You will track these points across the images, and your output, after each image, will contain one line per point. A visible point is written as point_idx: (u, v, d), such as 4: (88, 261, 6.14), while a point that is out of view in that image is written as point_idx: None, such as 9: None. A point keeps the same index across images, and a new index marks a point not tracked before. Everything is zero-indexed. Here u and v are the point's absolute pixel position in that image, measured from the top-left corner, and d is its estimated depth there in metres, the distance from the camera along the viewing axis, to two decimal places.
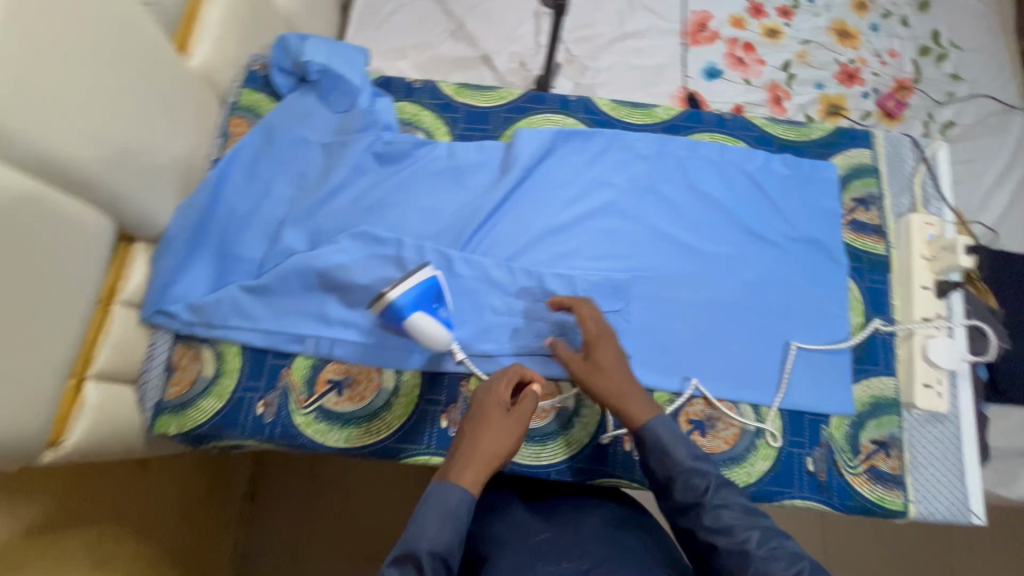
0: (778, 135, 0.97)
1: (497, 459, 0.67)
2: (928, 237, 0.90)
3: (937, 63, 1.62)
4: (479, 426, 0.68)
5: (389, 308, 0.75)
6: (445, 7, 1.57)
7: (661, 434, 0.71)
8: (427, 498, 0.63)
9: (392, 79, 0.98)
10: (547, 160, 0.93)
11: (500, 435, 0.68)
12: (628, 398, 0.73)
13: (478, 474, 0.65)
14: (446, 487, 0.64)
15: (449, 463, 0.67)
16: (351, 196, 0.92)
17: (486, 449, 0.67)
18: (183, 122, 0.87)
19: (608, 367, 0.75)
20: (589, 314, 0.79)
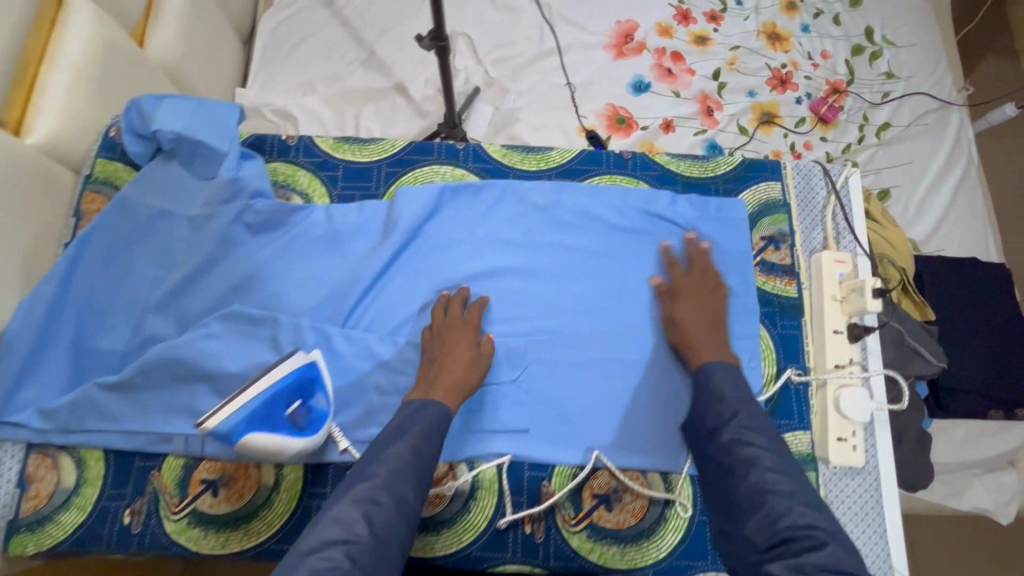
0: (681, 172, 0.92)
1: (464, 388, 0.75)
2: (839, 276, 0.85)
3: (872, 62, 1.57)
4: (453, 356, 0.76)
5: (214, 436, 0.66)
6: (355, 34, 1.48)
7: (715, 373, 0.73)
8: (404, 413, 0.70)
9: (264, 137, 0.91)
10: (433, 218, 0.87)
11: (463, 365, 0.76)
12: (698, 347, 0.78)
13: (449, 393, 0.74)
14: (425, 405, 0.70)
15: (427, 384, 0.74)
16: (220, 273, 0.84)
17: (454, 377, 0.75)
18: (18, 207, 0.78)
19: (685, 313, 0.81)
20: (696, 266, 0.84)
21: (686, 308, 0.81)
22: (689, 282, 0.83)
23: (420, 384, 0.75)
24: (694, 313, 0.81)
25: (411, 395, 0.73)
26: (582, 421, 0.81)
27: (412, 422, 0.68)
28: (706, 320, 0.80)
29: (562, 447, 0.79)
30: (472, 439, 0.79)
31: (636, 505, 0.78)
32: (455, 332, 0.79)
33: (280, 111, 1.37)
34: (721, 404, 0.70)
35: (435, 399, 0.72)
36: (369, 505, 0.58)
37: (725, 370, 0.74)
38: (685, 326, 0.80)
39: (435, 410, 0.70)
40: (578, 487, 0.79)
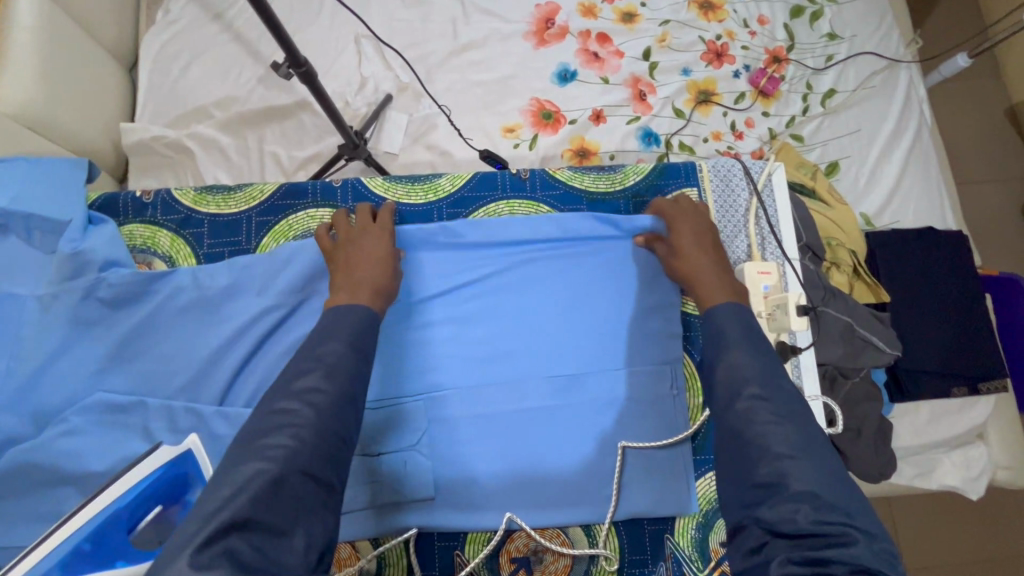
0: (586, 188, 0.83)
1: (385, 287, 0.71)
2: (764, 289, 0.77)
3: (812, 23, 1.46)
4: (373, 254, 0.72)
5: None
6: (250, 49, 1.36)
7: (728, 318, 0.65)
8: (329, 318, 0.64)
9: (116, 197, 0.82)
10: (312, 269, 0.78)
11: (384, 265, 0.72)
12: (706, 278, 0.71)
13: (375, 294, 0.69)
14: (352, 308, 0.65)
15: (349, 288, 0.69)
16: (78, 357, 0.75)
17: (377, 276, 0.70)
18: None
19: (685, 247, 0.74)
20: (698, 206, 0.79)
21: (684, 244, 0.74)
22: (681, 211, 0.77)
23: (343, 288, 0.69)
24: (695, 247, 0.74)
25: (336, 299, 0.67)
26: (497, 483, 0.73)
27: (339, 326, 0.63)
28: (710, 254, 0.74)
29: (476, 512, 0.72)
30: (373, 514, 0.72)
31: (558, 565, 0.72)
32: (362, 235, 0.75)
33: (174, 144, 1.26)
34: (732, 359, 0.61)
35: (361, 303, 0.67)
36: (310, 395, 0.56)
37: (740, 316, 0.66)
38: (689, 258, 0.73)
39: (361, 314, 0.65)
40: (494, 553, 0.72)
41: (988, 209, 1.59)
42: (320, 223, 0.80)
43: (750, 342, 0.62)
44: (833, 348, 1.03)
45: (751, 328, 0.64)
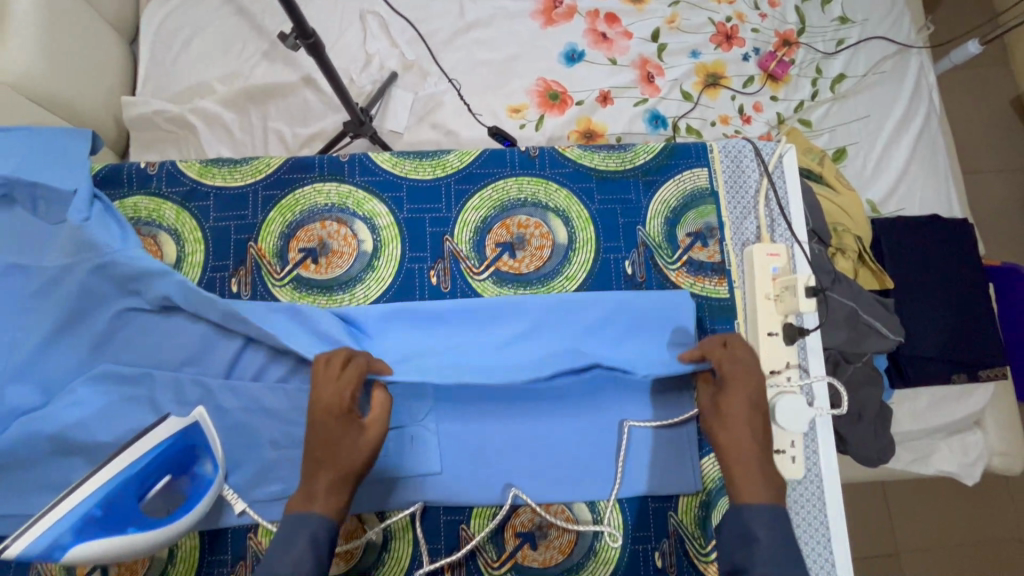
0: (595, 166, 0.81)
1: (357, 469, 0.62)
2: (773, 271, 0.77)
3: (823, 7, 1.44)
4: (345, 434, 0.62)
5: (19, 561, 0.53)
6: (253, 23, 1.34)
7: (754, 531, 0.59)
8: (281, 531, 0.58)
9: (121, 167, 0.81)
10: (294, 337, 0.72)
11: (358, 443, 0.62)
12: (751, 468, 0.62)
13: (341, 487, 0.61)
14: (305, 519, 0.59)
15: (307, 488, 0.60)
16: (82, 331, 0.75)
17: (345, 462, 0.61)
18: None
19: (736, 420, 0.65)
20: (741, 357, 0.68)
21: (737, 419, 0.65)
22: (735, 372, 0.67)
23: (305, 485, 0.61)
24: (748, 426, 0.65)
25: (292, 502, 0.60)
26: (500, 457, 0.74)
27: (289, 543, 0.57)
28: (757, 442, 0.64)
29: (478, 486, 0.73)
30: (377, 488, 0.72)
31: (563, 540, 0.73)
32: (329, 397, 0.63)
33: (176, 119, 1.25)
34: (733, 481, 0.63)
35: (317, 513, 0.59)
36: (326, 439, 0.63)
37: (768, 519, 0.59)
38: (738, 435, 0.64)
39: (314, 525, 0.58)
40: (499, 528, 0.73)
41: (991, 198, 1.58)
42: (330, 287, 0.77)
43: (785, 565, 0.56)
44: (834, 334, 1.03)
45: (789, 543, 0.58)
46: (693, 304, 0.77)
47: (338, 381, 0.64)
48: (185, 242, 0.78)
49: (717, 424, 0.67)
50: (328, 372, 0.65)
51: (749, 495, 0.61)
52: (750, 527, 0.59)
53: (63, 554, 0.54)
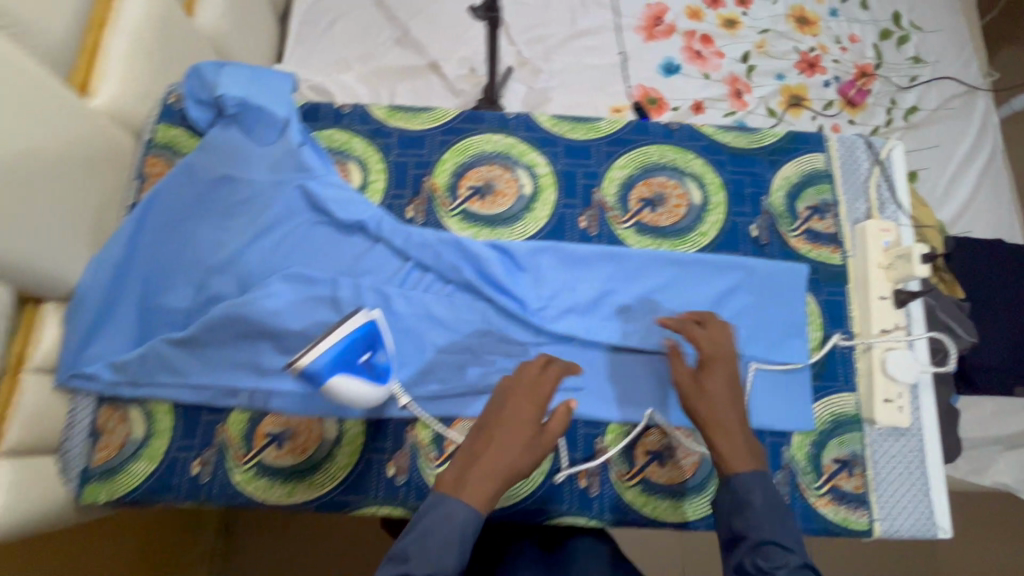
0: (727, 143, 0.93)
1: (517, 473, 0.63)
2: (884, 245, 0.87)
3: (899, 46, 1.58)
4: (516, 435, 0.63)
5: (305, 373, 0.67)
6: (388, 14, 1.50)
7: (754, 494, 0.64)
8: (428, 510, 0.60)
9: (319, 105, 0.93)
10: (468, 274, 0.84)
11: (528, 449, 0.64)
12: (734, 436, 0.67)
13: (495, 487, 0.61)
14: (453, 503, 0.60)
15: (461, 478, 0.62)
16: (277, 237, 0.86)
17: (507, 462, 0.62)
18: (76, 161, 0.78)
19: (717, 392, 0.70)
20: (715, 333, 0.75)
21: (709, 387, 0.70)
22: (708, 348, 0.73)
23: (457, 474, 0.62)
24: (729, 392, 0.70)
25: (443, 481, 0.63)
26: (634, 381, 0.82)
27: (437, 522, 0.59)
28: (738, 407, 0.70)
29: (615, 405, 0.82)
30: None
31: (688, 461, 0.80)
32: (524, 393, 0.67)
33: (317, 88, 1.39)
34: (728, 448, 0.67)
35: (464, 498, 0.60)
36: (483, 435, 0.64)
37: (760, 486, 0.65)
38: (717, 404, 0.69)
39: (459, 510, 0.60)
40: (630, 444, 0.81)
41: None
42: (494, 223, 0.88)
43: (784, 525, 0.62)
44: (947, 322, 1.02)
45: (783, 500, 0.64)
46: (806, 276, 0.87)
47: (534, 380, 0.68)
48: (370, 171, 0.90)
49: (695, 393, 0.71)
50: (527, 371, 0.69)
51: (736, 463, 0.66)
52: (744, 492, 0.64)
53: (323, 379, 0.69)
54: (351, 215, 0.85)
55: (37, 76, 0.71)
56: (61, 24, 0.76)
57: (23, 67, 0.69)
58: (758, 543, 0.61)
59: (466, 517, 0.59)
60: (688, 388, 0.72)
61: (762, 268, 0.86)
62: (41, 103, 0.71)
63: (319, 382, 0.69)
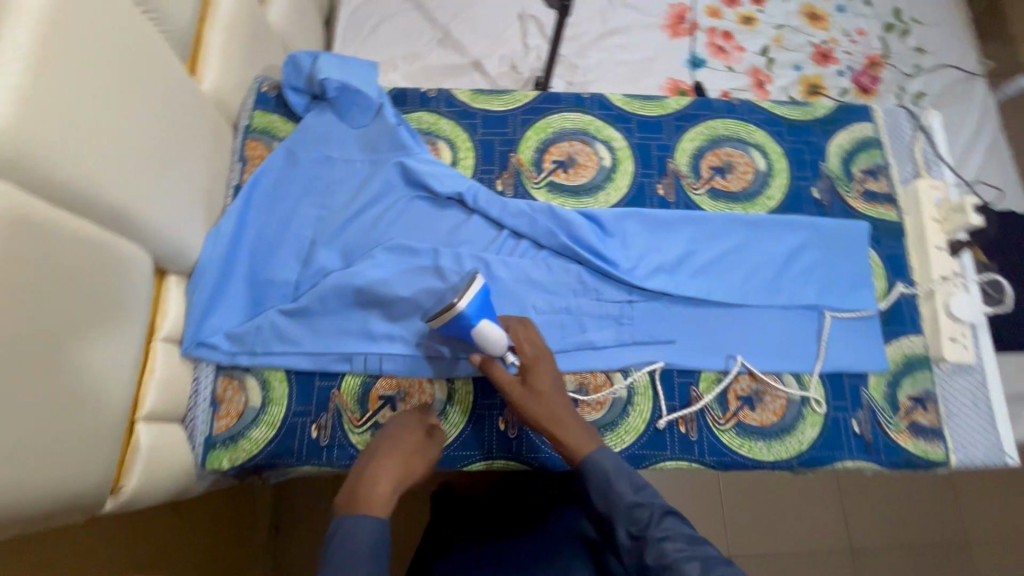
0: (784, 116, 1.01)
1: (410, 474, 0.71)
2: (936, 200, 0.95)
3: (902, 38, 1.70)
4: (396, 444, 0.72)
5: (457, 318, 0.75)
6: (429, 16, 1.57)
7: (604, 467, 0.69)
8: (342, 530, 0.63)
9: (405, 90, 0.99)
10: (562, 239, 0.89)
11: (412, 450, 0.73)
12: (568, 430, 0.73)
13: (391, 489, 0.68)
14: (356, 515, 0.64)
15: (354, 492, 0.67)
16: (376, 213, 0.90)
17: (397, 464, 0.70)
18: (193, 141, 0.82)
19: (540, 392, 0.75)
20: (527, 337, 0.79)
21: (545, 384, 0.75)
22: (534, 354, 0.77)
23: (348, 493, 0.67)
24: (549, 389, 0.75)
25: (344, 506, 0.66)
26: (721, 332, 0.88)
27: (357, 537, 0.62)
28: (560, 397, 0.75)
29: (707, 355, 0.87)
30: (623, 351, 0.87)
31: (777, 404, 0.86)
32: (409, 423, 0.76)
33: None
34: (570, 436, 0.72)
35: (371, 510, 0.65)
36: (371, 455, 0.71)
37: (611, 460, 0.70)
38: (548, 403, 0.74)
39: (371, 520, 0.64)
40: (724, 391, 0.86)
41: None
42: (579, 193, 0.94)
43: (631, 485, 0.67)
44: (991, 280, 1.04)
45: (625, 462, 0.70)
46: (868, 232, 0.94)
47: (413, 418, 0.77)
48: (458, 149, 0.96)
49: (532, 397, 0.75)
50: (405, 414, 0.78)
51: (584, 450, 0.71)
52: (602, 469, 0.69)
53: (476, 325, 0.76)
54: (448, 187, 0.90)
55: (168, 58, 0.76)
56: (182, 12, 0.81)
57: (159, 48, 0.74)
58: (631, 506, 0.65)
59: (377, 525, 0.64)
60: (526, 395, 0.75)
61: (828, 225, 0.93)
62: (171, 83, 0.76)
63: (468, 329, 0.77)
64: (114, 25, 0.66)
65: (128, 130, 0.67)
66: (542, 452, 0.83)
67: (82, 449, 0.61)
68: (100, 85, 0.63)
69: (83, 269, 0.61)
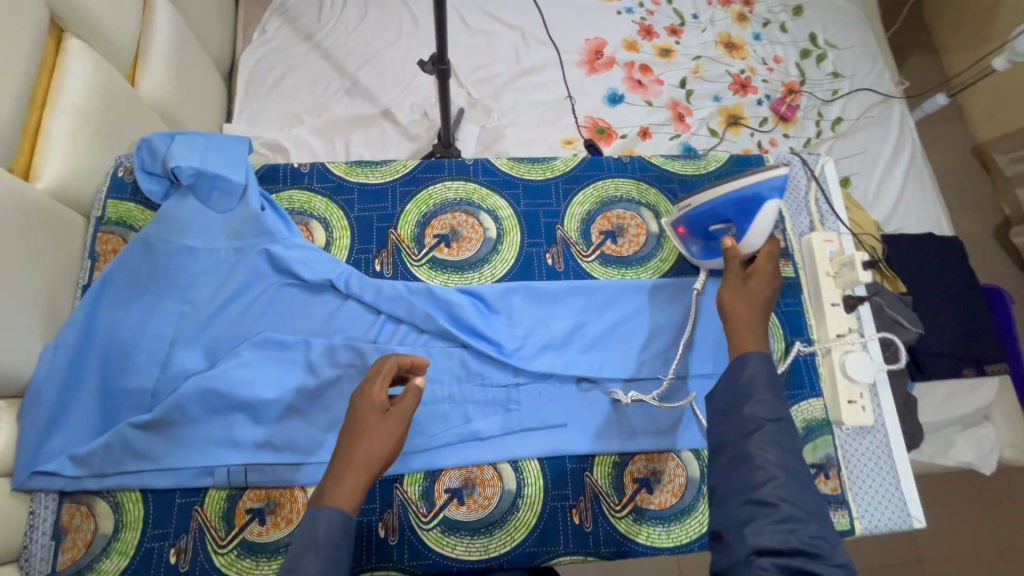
0: (676, 171, 0.98)
1: (383, 462, 0.64)
2: (829, 254, 0.92)
3: (818, 64, 1.71)
4: (362, 423, 0.65)
5: (771, 179, 0.78)
6: (337, 65, 1.52)
7: (759, 369, 0.68)
8: (302, 527, 0.60)
9: (277, 166, 0.93)
10: (442, 323, 0.84)
11: (386, 435, 0.65)
12: (747, 331, 0.71)
13: (359, 482, 0.62)
14: (318, 511, 0.60)
15: (323, 486, 0.63)
16: (241, 306, 0.84)
17: (366, 453, 0.63)
18: (23, 247, 0.75)
19: (751, 296, 0.74)
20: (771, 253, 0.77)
21: (758, 294, 0.74)
22: (765, 265, 0.76)
23: (323, 481, 0.64)
24: (752, 302, 0.74)
25: (316, 492, 0.63)
26: (615, 411, 0.84)
27: (314, 536, 0.59)
28: (759, 313, 0.73)
29: (602, 439, 0.83)
30: (511, 439, 0.82)
31: (675, 484, 0.82)
32: (376, 391, 0.67)
33: (271, 144, 1.39)
34: (746, 338, 0.71)
35: (334, 506, 0.61)
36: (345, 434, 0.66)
37: (768, 369, 0.68)
38: (743, 309, 0.73)
39: (331, 516, 0.60)
40: (618, 473, 0.82)
41: (987, 222, 1.75)
42: (464, 269, 0.89)
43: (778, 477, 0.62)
44: (904, 327, 0.96)
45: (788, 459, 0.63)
46: None
47: (379, 376, 0.69)
48: (334, 228, 0.90)
49: (740, 292, 0.75)
50: (372, 373, 0.70)
51: (745, 347, 0.71)
52: (747, 364, 0.68)
53: (774, 198, 0.79)
54: (318, 274, 0.84)
55: None
56: (3, 110, 0.74)
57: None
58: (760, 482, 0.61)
59: (334, 516, 0.60)
60: (737, 291, 0.75)
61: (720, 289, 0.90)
62: None
63: (774, 196, 0.79)
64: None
65: None
66: (426, 559, 0.77)
67: None
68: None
69: None
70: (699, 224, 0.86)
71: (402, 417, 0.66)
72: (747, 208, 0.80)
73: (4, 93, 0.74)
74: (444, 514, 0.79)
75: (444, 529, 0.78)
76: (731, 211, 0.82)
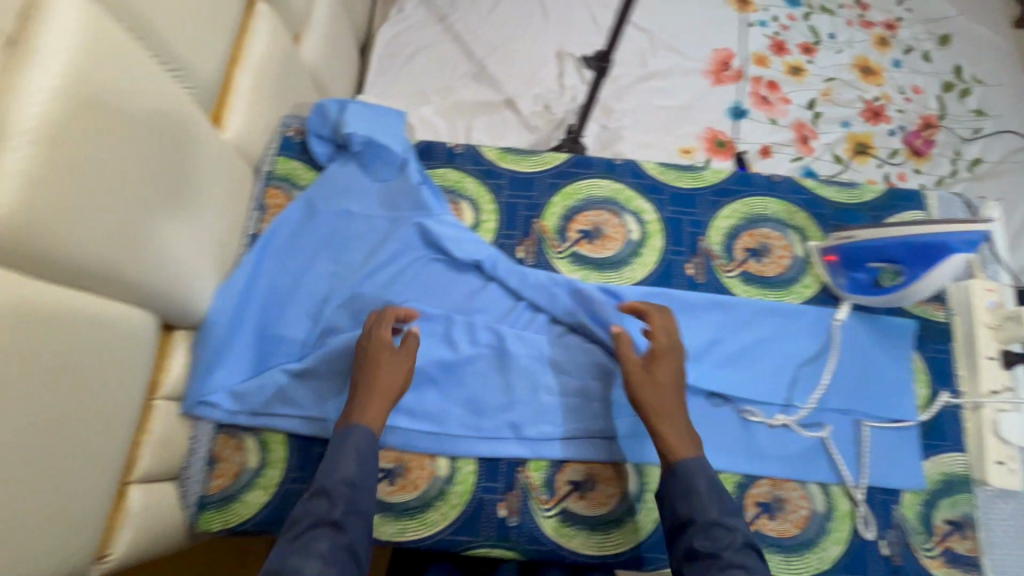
0: (828, 198, 0.95)
1: (397, 390, 0.76)
2: (989, 304, 0.87)
3: (961, 99, 1.60)
4: (375, 362, 0.76)
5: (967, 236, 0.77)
6: (466, 49, 1.55)
7: (697, 479, 0.70)
8: (331, 450, 0.71)
9: (432, 144, 0.96)
10: (580, 317, 0.85)
11: (397, 369, 0.77)
12: (676, 424, 0.74)
13: (381, 405, 0.75)
14: (347, 434, 0.72)
15: (348, 410, 0.75)
16: (390, 274, 0.88)
17: (384, 386, 0.75)
18: (209, 191, 0.80)
19: (662, 383, 0.76)
20: (663, 324, 0.80)
21: (662, 382, 0.76)
22: (662, 347, 0.78)
23: (347, 410, 0.75)
24: (671, 391, 0.75)
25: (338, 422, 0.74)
26: (744, 431, 0.83)
27: (344, 453, 0.70)
28: (675, 400, 0.75)
29: (729, 458, 0.81)
30: (636, 442, 0.82)
31: (799, 515, 0.80)
32: (381, 334, 0.78)
33: None
34: (675, 436, 0.73)
35: (364, 424, 0.73)
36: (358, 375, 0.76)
37: (703, 470, 0.71)
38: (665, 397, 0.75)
39: (359, 435, 0.72)
40: (741, 495, 0.80)
41: None
42: (603, 268, 0.90)
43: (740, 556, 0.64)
44: None
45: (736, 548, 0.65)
46: (914, 336, 0.87)
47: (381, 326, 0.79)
48: (482, 211, 0.92)
49: (648, 383, 0.76)
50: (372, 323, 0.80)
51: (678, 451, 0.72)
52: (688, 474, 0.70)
53: (964, 251, 0.78)
54: (467, 254, 0.87)
55: (191, 112, 0.74)
56: (212, 62, 0.79)
57: (183, 106, 0.72)
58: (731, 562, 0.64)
59: (367, 435, 0.72)
60: (644, 377, 0.76)
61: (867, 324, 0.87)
62: (191, 138, 0.74)
63: (963, 252, 0.78)
64: (134, 87, 0.63)
65: (139, 194, 0.64)
66: (543, 545, 0.78)
67: (66, 526, 0.59)
68: (119, 156, 0.61)
69: (78, 343, 0.59)
70: (857, 256, 0.87)
71: (405, 354, 0.78)
72: (927, 255, 0.80)
73: (214, 47, 0.79)
74: (565, 504, 0.80)
75: (563, 519, 0.79)
76: (905, 255, 0.82)
